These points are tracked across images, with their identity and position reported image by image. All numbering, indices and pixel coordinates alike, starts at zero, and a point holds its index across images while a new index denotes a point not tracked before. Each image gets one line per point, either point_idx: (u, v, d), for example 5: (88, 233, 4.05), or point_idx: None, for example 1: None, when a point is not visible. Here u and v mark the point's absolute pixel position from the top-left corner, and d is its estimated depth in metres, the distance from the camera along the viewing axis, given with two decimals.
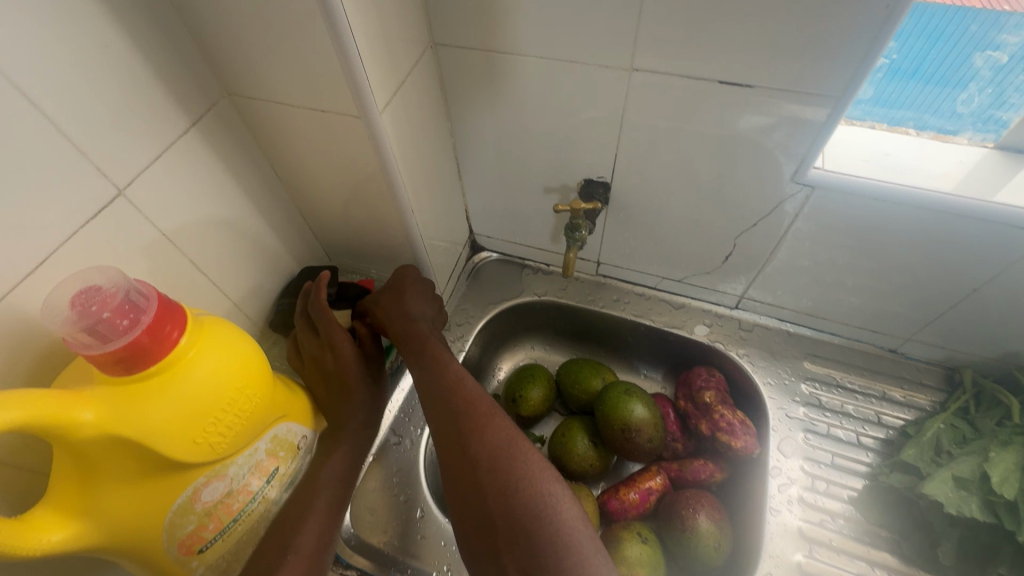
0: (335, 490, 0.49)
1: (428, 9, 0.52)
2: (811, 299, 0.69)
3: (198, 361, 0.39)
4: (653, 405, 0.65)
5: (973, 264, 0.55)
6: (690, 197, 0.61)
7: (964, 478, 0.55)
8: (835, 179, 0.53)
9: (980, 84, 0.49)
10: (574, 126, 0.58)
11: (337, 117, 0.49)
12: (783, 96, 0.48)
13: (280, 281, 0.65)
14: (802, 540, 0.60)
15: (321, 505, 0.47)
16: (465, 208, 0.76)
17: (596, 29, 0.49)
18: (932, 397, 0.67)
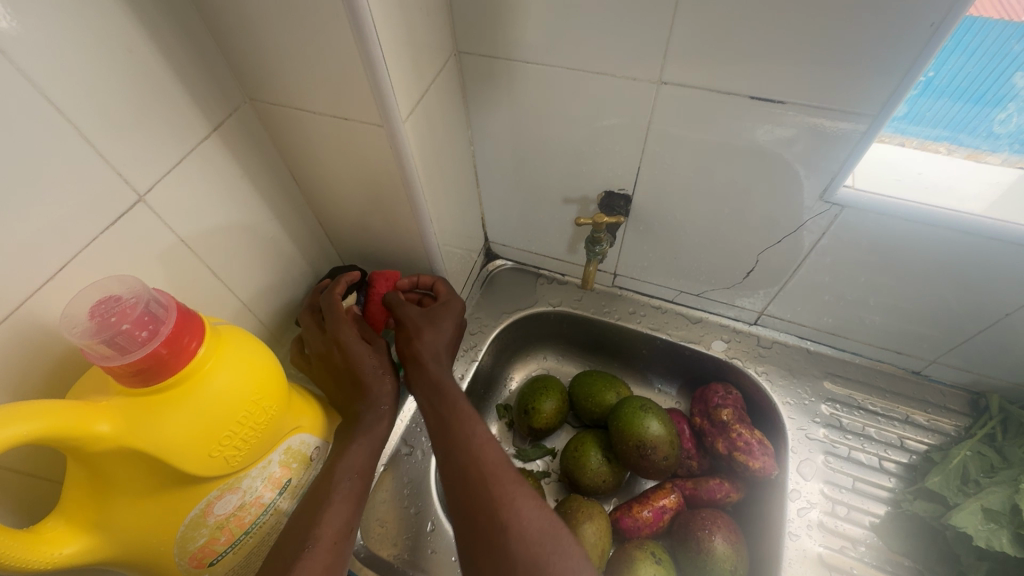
0: (353, 482, 0.48)
1: (453, 18, 0.53)
2: (833, 318, 0.67)
3: (214, 374, 0.39)
4: (668, 422, 0.64)
5: (1005, 288, 0.54)
6: (710, 211, 0.61)
7: (994, 510, 0.52)
8: (861, 198, 0.52)
9: (1018, 104, 0.47)
10: (595, 136, 0.58)
11: (358, 125, 0.49)
12: (810, 112, 0.47)
13: (296, 285, 0.66)
14: (822, 567, 0.58)
15: (346, 495, 0.47)
16: (482, 216, 0.77)
17: (620, 41, 0.49)
18: (956, 422, 0.65)
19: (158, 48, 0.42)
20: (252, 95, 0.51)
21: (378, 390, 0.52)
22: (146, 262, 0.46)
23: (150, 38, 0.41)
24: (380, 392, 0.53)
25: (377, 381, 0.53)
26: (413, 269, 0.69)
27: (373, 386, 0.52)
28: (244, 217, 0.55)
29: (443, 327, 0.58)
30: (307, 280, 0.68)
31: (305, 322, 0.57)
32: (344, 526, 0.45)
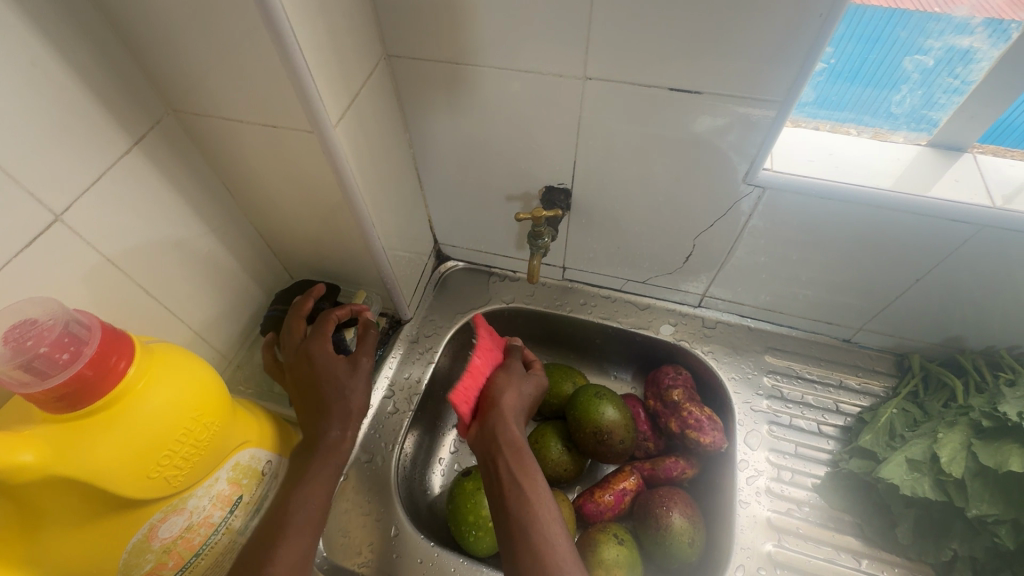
0: (310, 509, 0.48)
1: (380, 22, 0.53)
2: (769, 295, 0.71)
3: (149, 392, 0.38)
4: (622, 406, 0.66)
5: (914, 255, 0.58)
6: (647, 199, 0.63)
7: (917, 460, 0.57)
8: (781, 179, 0.55)
9: (911, 86, 0.53)
10: (530, 134, 0.60)
11: (289, 132, 0.49)
12: (728, 101, 0.50)
13: (239, 299, 0.64)
14: (771, 530, 0.61)
15: (307, 521, 0.48)
16: (429, 218, 0.77)
17: (543, 39, 0.50)
18: (884, 382, 0.70)
19: (70, 61, 0.41)
20: (175, 106, 0.50)
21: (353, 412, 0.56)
22: (68, 285, 0.44)
23: (57, 53, 0.40)
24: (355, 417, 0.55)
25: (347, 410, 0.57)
26: (361, 275, 0.69)
27: (335, 398, 0.54)
28: (174, 233, 0.54)
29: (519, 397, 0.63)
30: (252, 293, 0.66)
31: (291, 326, 0.60)
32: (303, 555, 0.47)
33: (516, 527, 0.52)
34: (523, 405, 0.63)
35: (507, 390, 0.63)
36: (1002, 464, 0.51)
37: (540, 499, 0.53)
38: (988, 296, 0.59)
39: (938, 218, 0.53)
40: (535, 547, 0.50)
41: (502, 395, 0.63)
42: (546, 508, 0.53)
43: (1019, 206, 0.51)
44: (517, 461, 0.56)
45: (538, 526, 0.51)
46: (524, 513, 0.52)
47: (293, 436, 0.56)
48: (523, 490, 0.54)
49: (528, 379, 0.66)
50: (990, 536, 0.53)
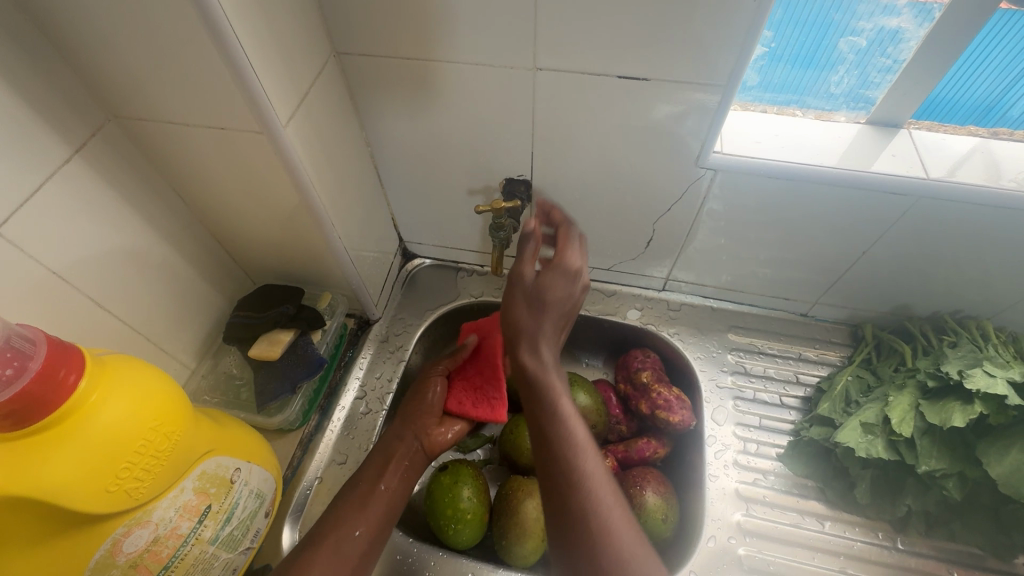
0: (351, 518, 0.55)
1: (327, 20, 0.53)
2: (729, 275, 0.73)
3: (102, 405, 0.37)
4: (593, 392, 0.68)
5: (860, 229, 0.61)
6: (606, 187, 0.64)
7: (870, 423, 0.59)
8: (731, 161, 0.57)
9: (846, 66, 0.55)
10: (486, 127, 0.60)
11: (238, 134, 0.48)
12: (675, 86, 0.52)
13: (200, 308, 0.63)
14: (740, 501, 0.64)
15: (359, 516, 0.55)
16: (392, 217, 0.76)
17: (491, 33, 0.51)
18: (841, 352, 0.73)
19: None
20: (117, 111, 0.49)
21: (421, 429, 0.65)
22: (11, 301, 0.43)
23: None
24: (425, 432, 0.65)
25: (395, 428, 0.65)
26: (325, 277, 0.68)
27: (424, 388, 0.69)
28: (125, 243, 0.52)
29: (568, 277, 0.54)
30: (213, 301, 0.65)
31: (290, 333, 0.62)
32: (361, 537, 0.54)
33: (556, 453, 0.46)
34: (565, 314, 0.53)
35: (549, 290, 0.53)
36: (946, 421, 0.54)
37: (572, 420, 0.47)
38: (929, 264, 0.62)
39: (879, 192, 0.56)
40: (563, 466, 0.45)
41: (541, 298, 0.53)
42: (576, 423, 0.47)
43: (950, 176, 0.54)
44: (550, 363, 0.51)
45: (567, 454, 0.45)
46: (554, 430, 0.47)
47: (263, 442, 0.56)
48: (552, 413, 0.48)
49: (568, 266, 0.54)
50: (940, 490, 0.56)
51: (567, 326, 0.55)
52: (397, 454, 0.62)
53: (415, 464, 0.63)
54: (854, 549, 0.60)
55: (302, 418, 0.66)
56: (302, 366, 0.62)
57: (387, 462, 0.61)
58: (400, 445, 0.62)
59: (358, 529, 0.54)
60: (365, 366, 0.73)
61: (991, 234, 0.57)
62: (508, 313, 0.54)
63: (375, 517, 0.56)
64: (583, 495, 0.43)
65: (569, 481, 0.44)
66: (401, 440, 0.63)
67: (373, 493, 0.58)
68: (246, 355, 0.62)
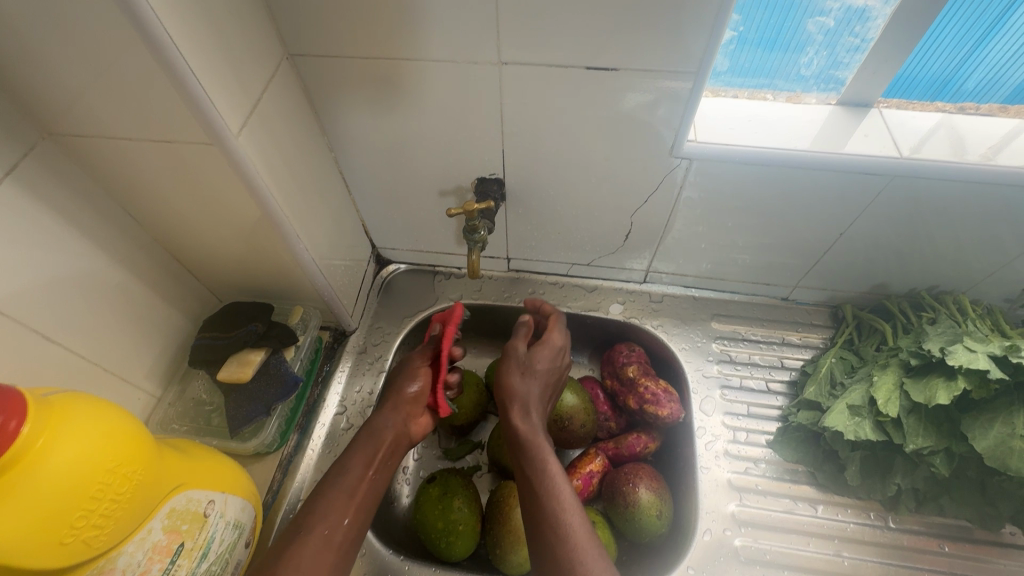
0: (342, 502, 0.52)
1: (276, 21, 0.50)
2: (709, 263, 0.73)
3: (50, 451, 0.35)
4: (580, 390, 0.67)
5: (837, 211, 0.61)
6: (581, 182, 0.63)
7: (857, 405, 0.59)
8: (706, 149, 0.56)
9: (815, 47, 0.54)
10: (453, 126, 0.58)
11: (187, 147, 0.45)
12: (646, 75, 0.50)
13: (161, 332, 0.60)
14: (733, 491, 0.63)
15: (348, 503, 0.52)
16: (362, 223, 0.74)
17: (451, 27, 0.48)
18: (823, 334, 0.74)
19: None
20: (51, 128, 0.45)
21: (410, 417, 0.60)
22: None
23: None
24: (412, 420, 0.60)
25: (383, 413, 0.59)
26: (295, 290, 0.65)
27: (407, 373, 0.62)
28: (70, 269, 0.49)
29: (550, 348, 0.62)
30: (176, 323, 0.61)
31: (256, 354, 0.59)
32: (349, 527, 0.51)
33: (535, 504, 0.50)
34: (550, 381, 0.60)
35: (538, 362, 0.60)
36: (931, 399, 0.54)
37: (558, 474, 0.51)
38: (905, 242, 0.63)
39: (855, 173, 0.56)
40: (551, 517, 0.48)
41: (531, 367, 0.59)
42: (561, 478, 0.51)
43: (920, 153, 0.54)
44: (539, 426, 0.56)
45: (552, 503, 0.49)
46: (543, 483, 0.51)
47: (239, 469, 0.53)
48: (541, 464, 0.52)
49: (550, 340, 0.62)
50: (927, 467, 0.57)
51: (552, 396, 0.61)
52: (386, 444, 0.57)
53: (398, 453, 0.59)
54: (847, 531, 0.60)
55: (281, 439, 0.63)
56: (276, 388, 0.59)
57: (377, 450, 0.56)
58: (390, 432, 0.57)
59: (346, 518, 0.51)
60: (344, 379, 0.70)
61: (963, 210, 0.57)
62: (500, 379, 0.59)
63: (363, 506, 0.53)
64: (569, 544, 0.46)
65: (558, 531, 0.47)
66: (390, 426, 0.58)
67: (361, 483, 0.54)
68: (215, 378, 0.59)
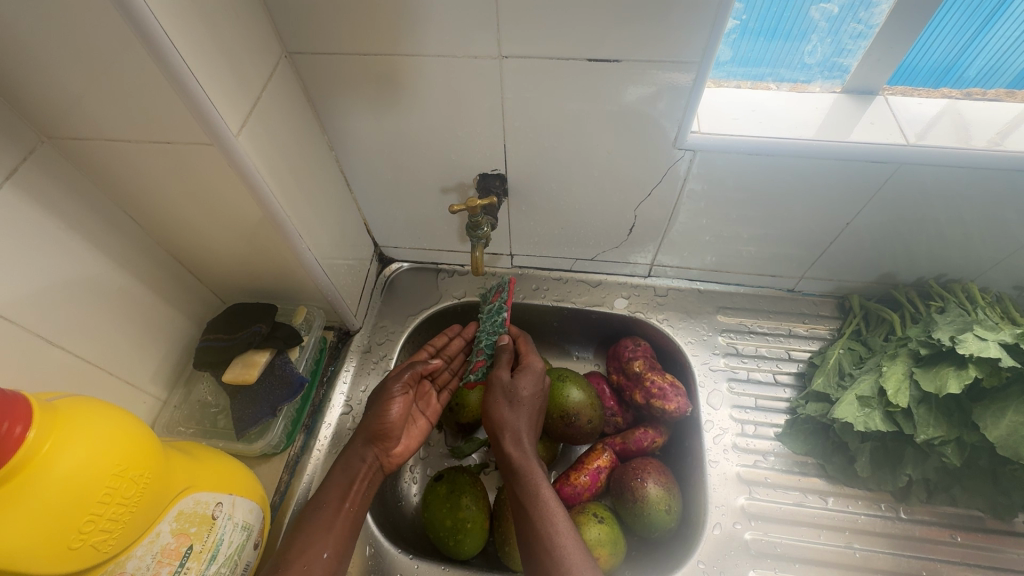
0: (319, 538, 0.52)
1: (273, 18, 0.49)
2: (714, 255, 0.72)
3: (57, 456, 0.34)
4: (587, 386, 0.66)
5: (845, 200, 0.60)
6: (585, 176, 0.62)
7: (866, 396, 0.58)
8: (710, 141, 0.56)
9: (820, 35, 0.54)
10: (454, 122, 0.57)
11: (188, 148, 0.45)
12: (647, 66, 0.49)
13: (166, 335, 0.59)
14: (742, 484, 0.62)
15: (326, 535, 0.52)
16: (364, 221, 0.73)
17: (450, 22, 0.48)
18: (830, 325, 0.73)
19: None
20: (48, 131, 0.45)
21: (384, 447, 0.60)
22: None
23: None
24: (386, 450, 0.60)
25: (358, 446, 0.59)
26: (298, 290, 0.65)
27: (381, 403, 0.60)
28: (70, 273, 0.48)
29: (531, 376, 0.61)
30: (180, 326, 0.61)
31: (260, 354, 0.59)
32: (330, 558, 0.51)
33: (530, 531, 0.51)
34: (538, 405, 0.60)
35: (522, 389, 0.60)
36: (941, 388, 0.54)
37: (551, 507, 0.52)
38: (914, 230, 0.62)
39: (862, 161, 0.55)
40: (545, 543, 0.49)
41: (516, 396, 0.59)
42: (554, 503, 0.52)
43: (926, 140, 0.54)
44: (531, 452, 0.56)
45: (547, 536, 0.50)
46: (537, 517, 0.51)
47: (247, 470, 0.53)
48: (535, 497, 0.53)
49: (531, 367, 0.62)
50: (938, 457, 0.56)
51: (540, 418, 0.61)
52: (362, 475, 0.57)
53: (376, 482, 0.59)
54: (857, 522, 0.59)
55: (287, 439, 0.63)
56: (282, 388, 0.58)
57: (353, 482, 0.56)
58: (364, 466, 0.58)
59: (326, 551, 0.51)
60: (349, 379, 0.70)
61: (970, 197, 0.56)
62: (488, 413, 0.60)
63: (343, 539, 0.53)
64: (563, 566, 0.47)
65: (551, 555, 0.48)
66: (363, 459, 0.58)
67: (338, 515, 0.54)
68: (220, 380, 0.59)
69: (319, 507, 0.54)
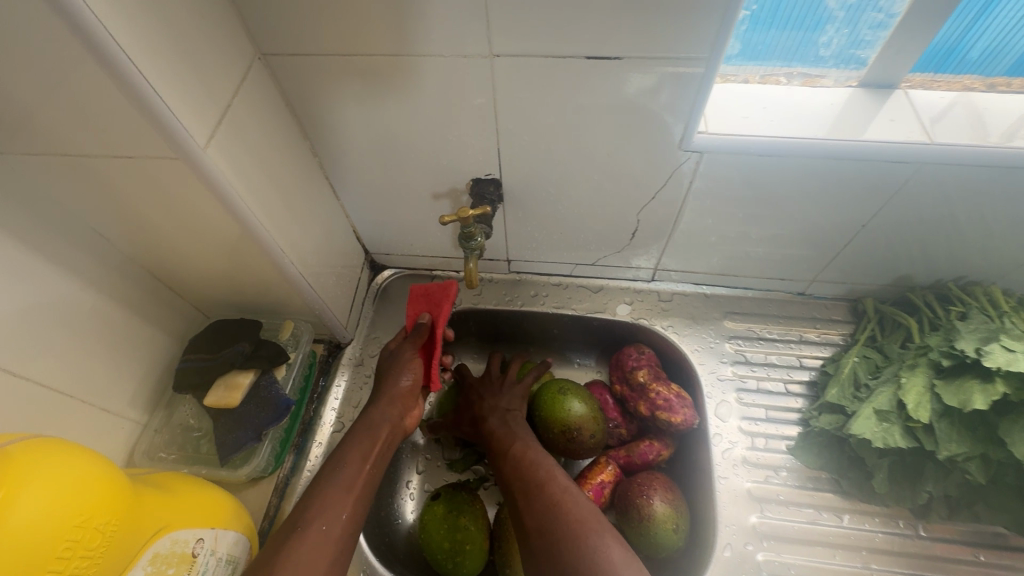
0: (342, 499, 0.50)
1: (244, 17, 0.45)
2: (721, 258, 0.69)
3: (14, 505, 0.31)
4: (590, 399, 0.63)
5: (861, 202, 0.56)
6: (585, 179, 0.59)
7: (885, 411, 0.55)
8: (719, 142, 0.52)
9: (836, 25, 0.50)
10: (444, 125, 0.54)
11: (152, 162, 0.41)
12: (652, 63, 0.46)
13: (144, 356, 0.56)
14: (753, 502, 0.60)
15: (346, 492, 0.50)
16: (353, 228, 0.70)
17: (436, 18, 0.44)
18: (842, 330, 0.70)
19: None
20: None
21: (403, 409, 0.60)
22: None
23: None
24: (405, 413, 0.60)
25: (380, 409, 0.58)
26: (284, 305, 0.61)
27: (397, 367, 0.62)
28: (33, 299, 0.45)
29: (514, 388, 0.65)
30: (159, 346, 0.58)
31: (243, 375, 0.56)
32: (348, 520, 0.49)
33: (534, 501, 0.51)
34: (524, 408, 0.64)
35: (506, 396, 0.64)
36: (966, 403, 0.50)
37: (580, 507, 0.49)
38: (933, 232, 0.58)
39: (882, 161, 0.51)
40: (550, 504, 0.50)
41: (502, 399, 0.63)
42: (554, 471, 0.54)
43: (952, 138, 0.50)
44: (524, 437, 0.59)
45: (587, 533, 0.46)
46: (568, 520, 0.48)
47: (229, 501, 0.50)
48: (561, 502, 0.50)
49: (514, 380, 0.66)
50: (962, 473, 0.53)
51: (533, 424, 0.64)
52: (382, 437, 0.56)
53: (393, 446, 0.58)
54: (875, 541, 0.57)
55: (276, 461, 0.60)
56: (266, 413, 0.55)
57: (373, 443, 0.55)
58: (388, 426, 0.57)
59: (346, 513, 0.49)
60: (340, 395, 0.67)
61: (997, 198, 0.53)
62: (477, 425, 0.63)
63: (361, 503, 0.51)
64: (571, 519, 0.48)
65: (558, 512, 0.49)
66: (386, 420, 0.58)
67: (360, 476, 0.52)
68: (202, 403, 0.56)
69: (339, 467, 0.52)
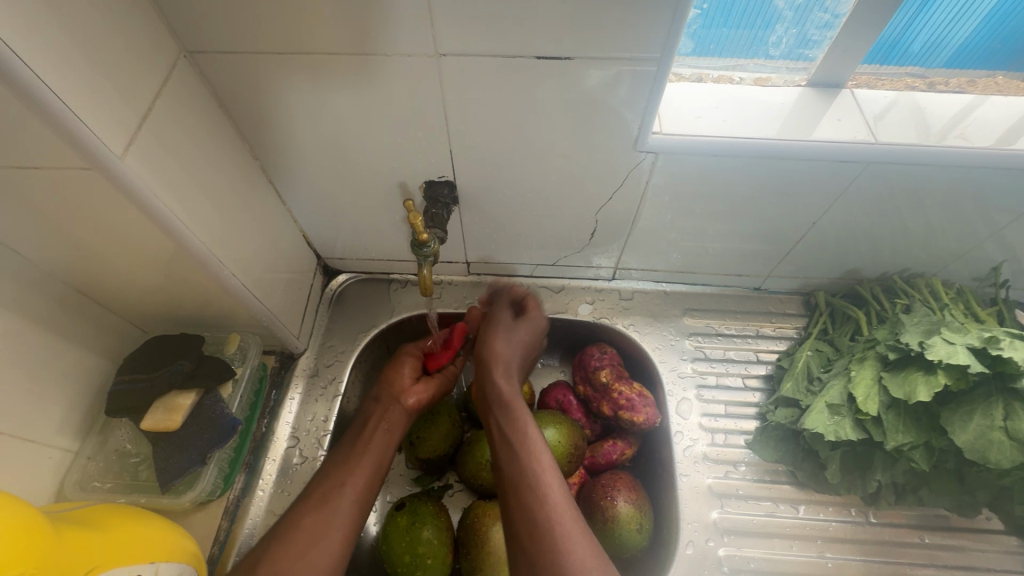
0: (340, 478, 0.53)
1: (165, 12, 0.42)
2: (679, 256, 0.69)
3: None
4: (563, 427, 0.60)
5: (810, 200, 0.57)
6: (541, 181, 0.58)
7: (836, 404, 0.57)
8: (672, 142, 0.52)
9: (785, 25, 0.51)
10: (391, 127, 0.51)
11: (61, 173, 0.38)
12: (603, 64, 0.45)
13: (71, 380, 0.52)
14: (714, 497, 0.61)
15: (341, 479, 0.53)
16: (302, 233, 0.66)
17: (375, 17, 0.42)
18: (796, 324, 0.72)
19: None
20: None
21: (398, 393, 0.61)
22: None
23: None
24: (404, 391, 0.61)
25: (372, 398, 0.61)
26: (228, 317, 0.58)
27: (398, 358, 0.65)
28: None
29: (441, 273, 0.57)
30: (88, 368, 0.54)
31: (183, 397, 0.53)
32: (350, 497, 0.52)
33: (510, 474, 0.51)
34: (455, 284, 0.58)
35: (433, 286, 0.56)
36: (911, 395, 0.52)
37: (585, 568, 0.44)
38: (878, 228, 0.60)
39: (829, 160, 0.52)
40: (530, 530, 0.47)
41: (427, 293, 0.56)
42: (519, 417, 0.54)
43: (895, 137, 0.51)
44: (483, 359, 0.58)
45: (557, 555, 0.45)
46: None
47: (181, 527, 0.49)
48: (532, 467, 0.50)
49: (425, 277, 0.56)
50: (907, 461, 0.55)
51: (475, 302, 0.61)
52: (371, 419, 0.59)
53: (392, 424, 0.59)
54: (828, 530, 0.59)
55: (225, 483, 0.57)
56: (211, 433, 0.53)
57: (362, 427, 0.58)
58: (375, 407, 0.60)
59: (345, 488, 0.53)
60: (294, 408, 0.64)
61: (936, 194, 0.55)
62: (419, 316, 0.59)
63: (359, 480, 0.54)
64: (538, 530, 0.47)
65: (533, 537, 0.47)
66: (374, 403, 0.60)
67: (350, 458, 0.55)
68: (139, 427, 0.53)
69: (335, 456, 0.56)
